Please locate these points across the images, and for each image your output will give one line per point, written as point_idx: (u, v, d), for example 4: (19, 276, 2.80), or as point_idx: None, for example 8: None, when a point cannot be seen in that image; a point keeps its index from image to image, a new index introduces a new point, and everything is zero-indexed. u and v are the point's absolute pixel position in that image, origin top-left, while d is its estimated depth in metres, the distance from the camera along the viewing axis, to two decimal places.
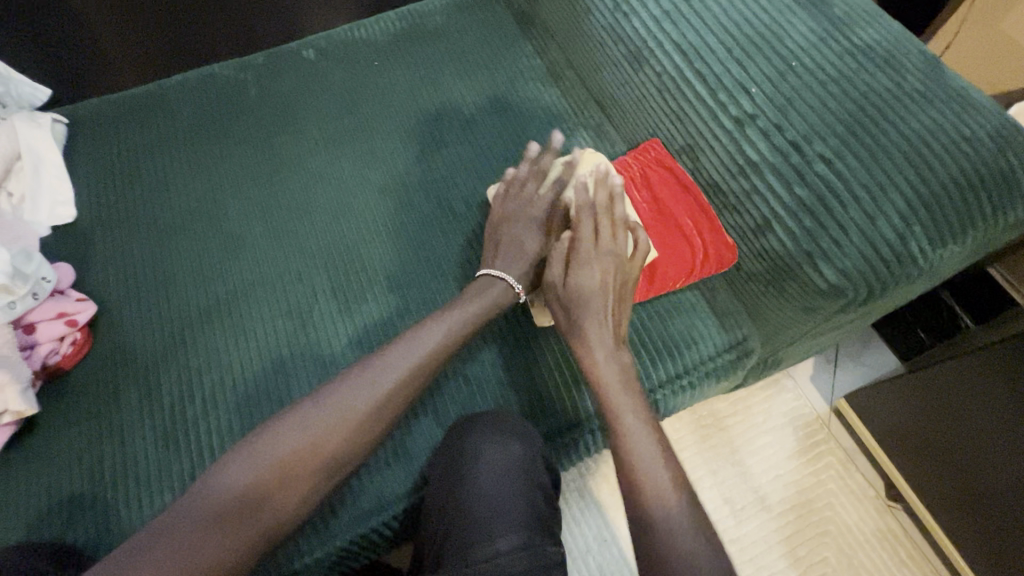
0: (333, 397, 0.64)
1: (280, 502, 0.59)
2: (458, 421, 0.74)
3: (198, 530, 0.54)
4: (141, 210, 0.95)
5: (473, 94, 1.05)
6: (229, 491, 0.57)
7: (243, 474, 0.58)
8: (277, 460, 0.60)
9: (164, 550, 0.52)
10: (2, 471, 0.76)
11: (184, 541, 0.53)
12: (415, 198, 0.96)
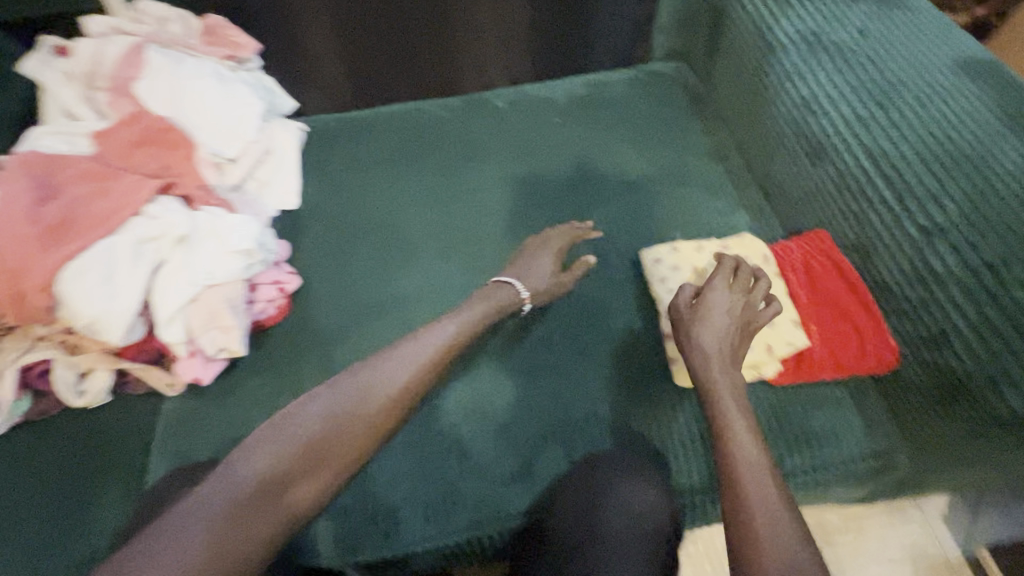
0: (341, 390, 0.69)
1: (299, 496, 0.62)
2: (589, 455, 0.80)
3: (240, 505, 0.59)
4: (346, 209, 1.14)
5: (641, 161, 1.15)
6: (257, 477, 0.61)
7: (282, 459, 0.63)
8: (308, 447, 0.65)
9: (190, 533, 0.56)
10: (205, 397, 0.93)
11: (200, 528, 0.56)
12: (574, 243, 1.04)
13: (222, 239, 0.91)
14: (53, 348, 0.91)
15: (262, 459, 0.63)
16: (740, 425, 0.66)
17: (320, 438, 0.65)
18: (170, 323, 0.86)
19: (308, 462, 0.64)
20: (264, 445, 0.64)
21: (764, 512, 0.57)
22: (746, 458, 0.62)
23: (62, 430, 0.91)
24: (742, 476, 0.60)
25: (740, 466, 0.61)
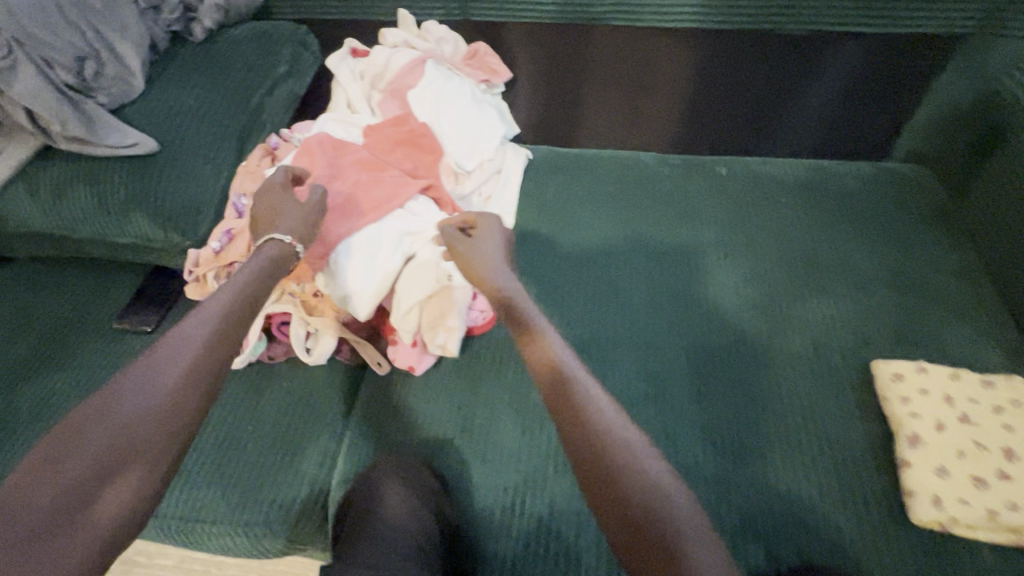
0: (128, 377, 0.68)
1: (110, 501, 0.61)
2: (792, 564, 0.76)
3: (94, 419, 0.64)
4: (557, 240, 1.17)
5: (873, 264, 1.08)
6: (122, 423, 0.64)
7: (171, 401, 0.67)
8: (182, 380, 0.69)
9: (37, 560, 0.56)
10: (407, 385, 0.98)
11: (26, 537, 0.57)
12: (792, 332, 0.99)
13: (463, 246, 0.97)
14: (292, 303, 1.00)
15: (145, 381, 0.67)
16: (612, 417, 0.71)
17: (195, 361, 0.70)
18: (407, 312, 0.94)
19: (171, 401, 0.67)
20: (160, 378, 0.68)
21: (658, 519, 0.63)
22: (605, 425, 0.70)
23: (284, 379, 1.01)
24: (632, 475, 0.66)
25: (631, 473, 0.66)
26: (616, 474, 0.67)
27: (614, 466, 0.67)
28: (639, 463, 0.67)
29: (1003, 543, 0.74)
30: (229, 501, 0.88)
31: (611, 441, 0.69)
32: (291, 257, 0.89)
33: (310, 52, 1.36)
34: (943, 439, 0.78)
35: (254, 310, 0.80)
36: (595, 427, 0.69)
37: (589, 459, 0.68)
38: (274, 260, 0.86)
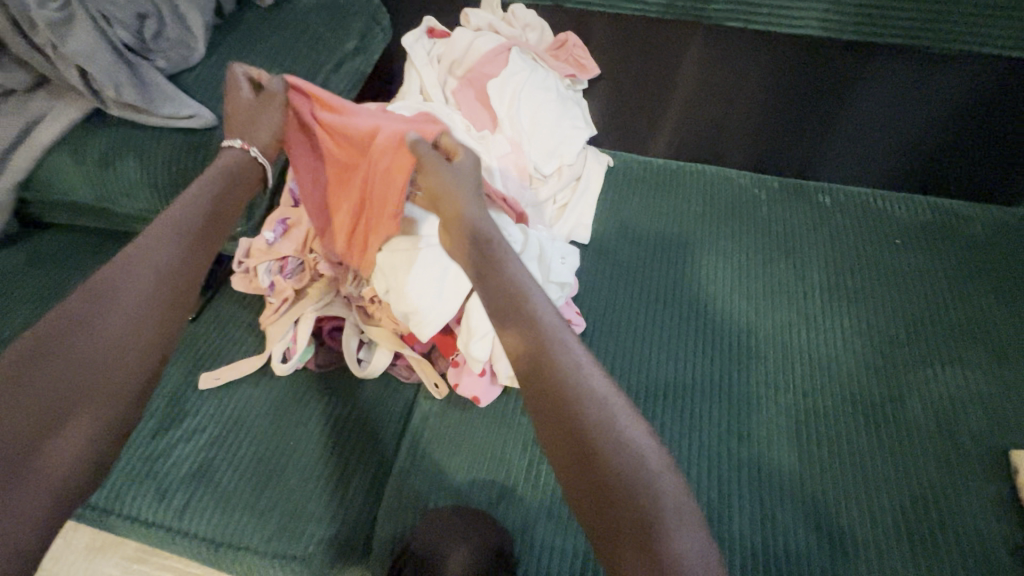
0: (116, 276, 0.65)
1: (102, 404, 0.60)
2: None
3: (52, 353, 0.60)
4: (638, 263, 1.05)
5: (1005, 329, 0.94)
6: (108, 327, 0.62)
7: (150, 304, 0.66)
8: (155, 288, 0.67)
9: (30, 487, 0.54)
10: (468, 415, 0.89)
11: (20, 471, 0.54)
12: (909, 402, 0.87)
13: (546, 266, 0.86)
14: (348, 308, 0.94)
15: (114, 290, 0.64)
16: (593, 394, 0.58)
17: (167, 271, 0.69)
18: (479, 338, 0.82)
19: (138, 313, 0.65)
20: (122, 299, 0.64)
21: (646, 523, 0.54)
22: (592, 405, 0.57)
23: (332, 392, 0.92)
24: (609, 467, 0.56)
25: (610, 465, 0.56)
26: (590, 460, 0.57)
27: (596, 458, 0.56)
28: (623, 456, 0.56)
29: None
30: (265, 526, 0.80)
31: (586, 420, 0.57)
32: (249, 166, 0.80)
33: (382, 28, 1.24)
34: None
35: (221, 215, 0.76)
36: (578, 411, 0.57)
37: (573, 442, 0.57)
38: (228, 169, 0.79)
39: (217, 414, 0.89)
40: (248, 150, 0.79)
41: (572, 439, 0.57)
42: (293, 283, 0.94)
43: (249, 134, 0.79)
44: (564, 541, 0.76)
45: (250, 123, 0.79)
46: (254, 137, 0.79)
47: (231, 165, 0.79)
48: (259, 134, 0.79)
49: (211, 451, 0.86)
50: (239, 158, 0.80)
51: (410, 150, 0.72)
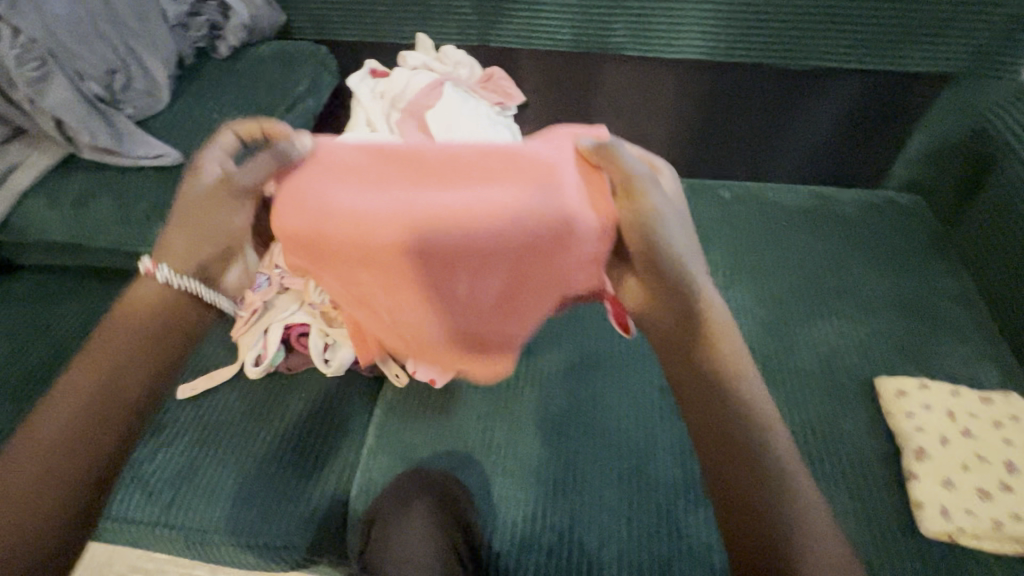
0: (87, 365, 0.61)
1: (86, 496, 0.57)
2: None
3: (117, 321, 0.64)
4: None
5: (877, 285, 1.12)
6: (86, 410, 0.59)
7: (139, 371, 0.62)
8: (137, 357, 0.63)
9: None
10: (428, 398, 1.00)
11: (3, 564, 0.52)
12: (801, 350, 1.03)
13: None
14: (313, 314, 1.04)
15: (100, 380, 0.60)
16: (788, 461, 0.61)
17: (139, 343, 0.63)
18: None
19: (115, 386, 0.61)
20: (97, 380, 0.60)
21: (795, 552, 0.56)
22: (779, 466, 0.60)
23: (302, 391, 1.02)
24: (797, 510, 0.58)
25: (798, 510, 0.58)
26: (782, 511, 0.58)
27: (791, 500, 0.59)
28: (810, 508, 0.59)
29: (1012, 554, 0.76)
30: (249, 512, 0.88)
31: (771, 469, 0.60)
32: (166, 298, 0.66)
33: (329, 71, 1.39)
34: (947, 453, 0.82)
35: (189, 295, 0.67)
36: (789, 480, 0.60)
37: (755, 491, 0.59)
38: (136, 302, 0.65)
39: (195, 419, 0.98)
40: (158, 274, 0.65)
41: (762, 492, 0.59)
42: (261, 295, 1.04)
43: (166, 249, 0.67)
44: (516, 493, 0.87)
45: (188, 238, 0.66)
46: (177, 254, 0.66)
47: (135, 297, 0.66)
48: (177, 245, 0.66)
49: (191, 452, 0.94)
50: (150, 288, 0.66)
51: (598, 158, 0.65)
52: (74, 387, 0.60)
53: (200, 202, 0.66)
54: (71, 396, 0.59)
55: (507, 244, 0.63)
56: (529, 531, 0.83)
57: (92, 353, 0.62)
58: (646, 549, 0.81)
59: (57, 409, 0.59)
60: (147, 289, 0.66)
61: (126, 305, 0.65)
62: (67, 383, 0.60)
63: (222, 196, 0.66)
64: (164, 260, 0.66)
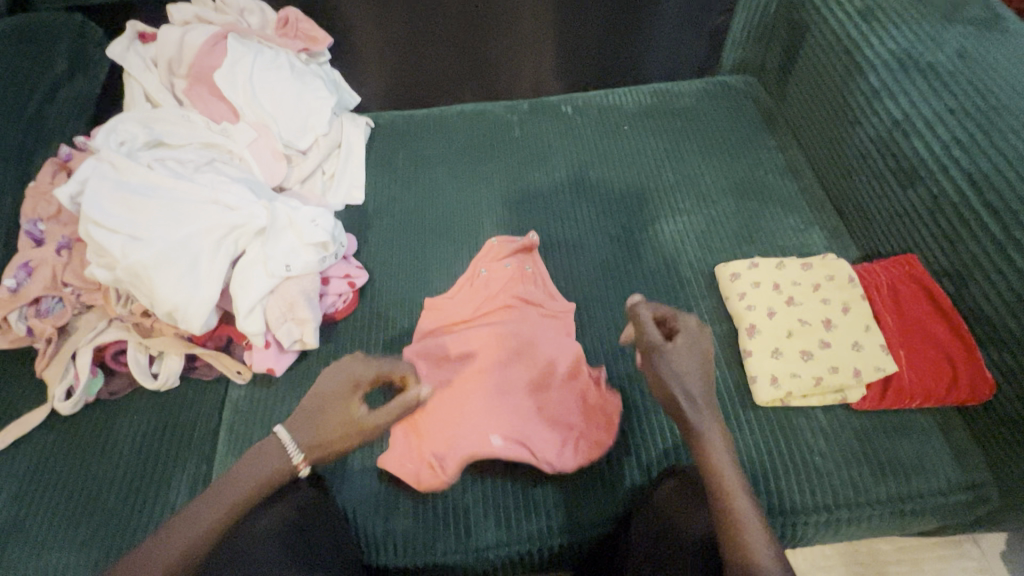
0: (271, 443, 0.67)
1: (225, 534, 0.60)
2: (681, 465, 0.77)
3: (295, 422, 0.69)
4: (412, 209, 1.14)
5: (712, 173, 1.13)
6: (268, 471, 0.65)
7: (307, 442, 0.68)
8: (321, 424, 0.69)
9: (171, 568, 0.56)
10: (274, 388, 0.93)
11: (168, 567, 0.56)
12: (644, 253, 1.03)
13: (299, 232, 0.92)
14: (127, 329, 0.93)
15: (262, 460, 0.66)
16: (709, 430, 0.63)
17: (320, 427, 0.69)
18: (250, 314, 0.86)
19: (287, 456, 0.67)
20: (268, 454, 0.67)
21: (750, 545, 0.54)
22: (708, 445, 0.62)
23: (133, 412, 0.92)
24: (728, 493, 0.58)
25: (729, 487, 0.59)
26: (711, 487, 0.59)
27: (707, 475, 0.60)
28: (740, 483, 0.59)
29: (834, 404, 0.81)
30: (86, 556, 0.80)
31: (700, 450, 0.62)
32: (285, 468, 0.66)
33: (95, 44, 1.18)
34: (774, 323, 0.85)
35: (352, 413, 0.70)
36: (710, 454, 0.61)
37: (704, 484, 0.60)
38: (260, 473, 0.65)
39: (11, 472, 0.86)
40: (292, 448, 0.67)
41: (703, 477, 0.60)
42: (54, 321, 0.91)
43: (312, 430, 0.68)
44: (375, 463, 0.84)
45: (313, 419, 0.69)
46: (314, 434, 0.68)
47: (262, 455, 0.66)
48: (325, 428, 0.68)
49: (10, 509, 0.83)
50: (280, 452, 0.67)
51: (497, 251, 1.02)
52: (257, 463, 0.66)
53: (328, 403, 0.70)
54: (248, 464, 0.66)
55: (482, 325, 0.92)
56: (392, 497, 0.81)
57: (268, 445, 0.67)
58: (508, 485, 0.80)
59: (240, 468, 0.65)
60: (265, 444, 0.67)
61: (251, 458, 0.66)
62: (255, 452, 0.67)
63: (355, 408, 0.70)
64: (300, 430, 0.68)
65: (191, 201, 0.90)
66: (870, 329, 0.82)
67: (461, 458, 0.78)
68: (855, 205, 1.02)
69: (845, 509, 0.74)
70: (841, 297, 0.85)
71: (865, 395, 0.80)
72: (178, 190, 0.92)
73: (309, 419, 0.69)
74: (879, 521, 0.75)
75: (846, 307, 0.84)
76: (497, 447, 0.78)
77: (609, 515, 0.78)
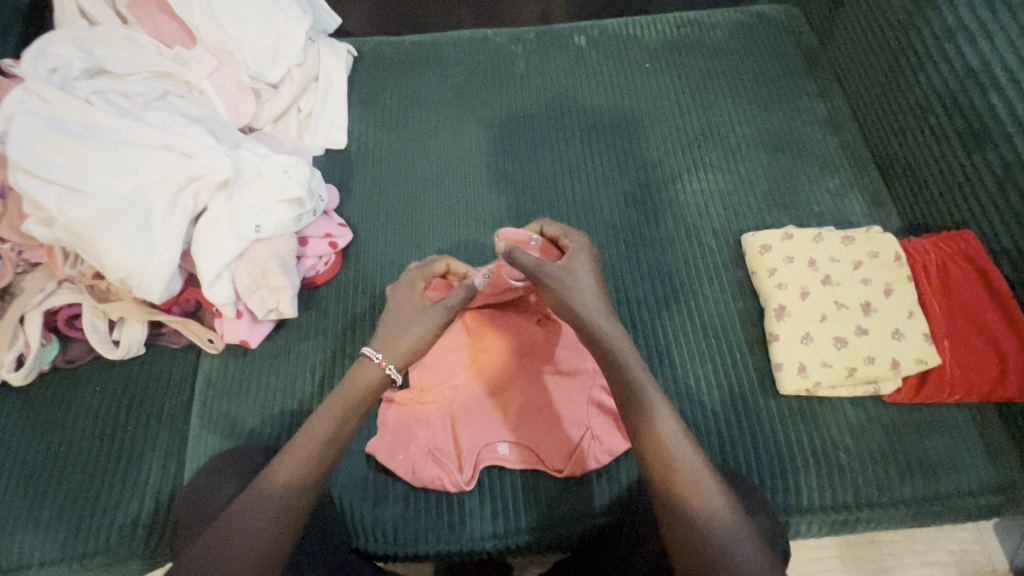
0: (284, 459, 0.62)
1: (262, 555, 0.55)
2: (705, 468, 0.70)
3: (266, 499, 0.58)
4: (401, 155, 1.01)
5: (742, 123, 0.99)
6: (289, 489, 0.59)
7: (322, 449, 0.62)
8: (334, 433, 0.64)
9: None
10: (250, 359, 0.85)
11: None
12: (663, 215, 0.92)
13: (269, 185, 0.79)
14: (79, 291, 0.82)
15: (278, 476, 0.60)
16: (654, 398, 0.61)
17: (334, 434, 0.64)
18: (216, 281, 0.76)
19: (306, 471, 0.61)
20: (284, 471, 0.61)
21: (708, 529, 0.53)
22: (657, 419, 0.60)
23: (96, 383, 0.84)
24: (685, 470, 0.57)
25: (672, 453, 0.58)
26: (673, 472, 0.57)
27: (666, 456, 0.58)
28: (700, 462, 0.58)
29: (864, 396, 0.74)
30: (54, 537, 0.74)
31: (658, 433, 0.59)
32: (384, 385, 0.67)
33: None
34: (808, 305, 0.76)
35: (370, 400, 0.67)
36: (656, 425, 0.59)
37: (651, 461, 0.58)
38: (359, 386, 0.66)
39: None
40: (384, 367, 0.67)
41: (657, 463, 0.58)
42: None
43: (393, 346, 0.68)
44: (361, 446, 0.77)
45: (395, 334, 0.68)
46: (398, 350, 0.68)
47: (353, 378, 0.66)
48: (403, 346, 0.68)
49: None
50: (373, 373, 0.67)
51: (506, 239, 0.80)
52: (228, 552, 0.54)
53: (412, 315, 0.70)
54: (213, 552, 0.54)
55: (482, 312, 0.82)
56: (380, 483, 0.75)
57: (236, 526, 0.56)
58: (506, 473, 0.75)
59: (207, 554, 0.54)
60: (358, 372, 0.66)
61: (348, 385, 0.66)
62: (219, 536, 0.55)
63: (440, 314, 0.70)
64: (387, 352, 0.68)
65: (139, 145, 0.77)
66: (914, 316, 0.74)
67: (480, 460, 0.74)
68: (906, 167, 0.89)
69: (866, 509, 0.70)
70: (883, 278, 0.76)
71: (900, 387, 0.73)
72: (123, 130, 0.78)
73: (390, 335, 0.69)
74: (901, 521, 0.70)
75: (887, 290, 0.75)
76: (505, 454, 0.74)
77: (615, 505, 0.73)
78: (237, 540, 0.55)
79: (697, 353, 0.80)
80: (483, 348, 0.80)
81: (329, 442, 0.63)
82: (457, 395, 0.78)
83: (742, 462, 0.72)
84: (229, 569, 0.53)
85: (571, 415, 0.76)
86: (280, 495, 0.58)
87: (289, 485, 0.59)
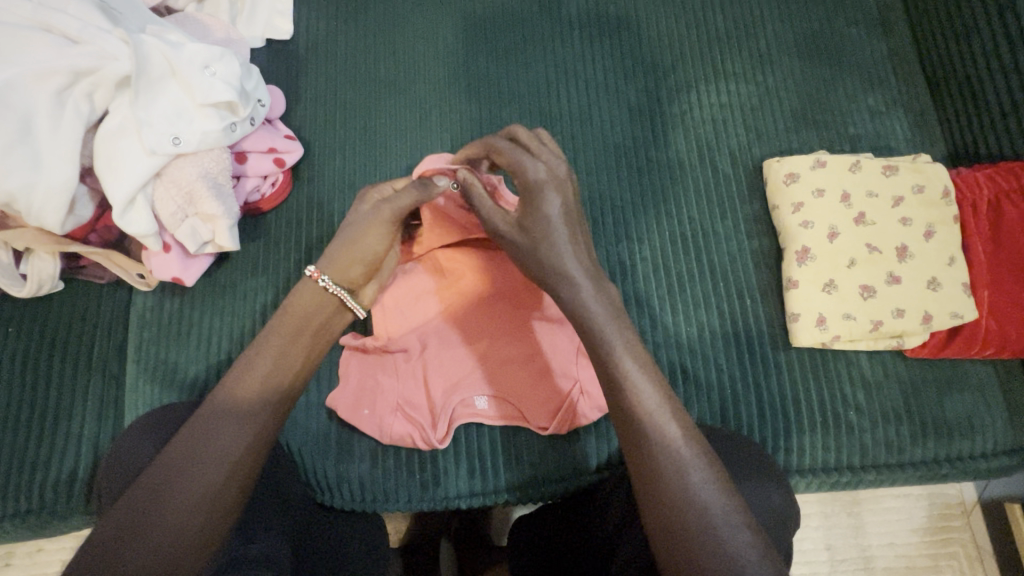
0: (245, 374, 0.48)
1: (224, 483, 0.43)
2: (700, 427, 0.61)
3: (215, 438, 0.45)
4: (361, 51, 0.82)
5: (775, 21, 0.82)
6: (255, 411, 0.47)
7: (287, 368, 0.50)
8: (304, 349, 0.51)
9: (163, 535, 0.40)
10: (190, 298, 0.73)
11: (163, 531, 0.40)
12: (676, 134, 0.77)
13: (187, 84, 0.63)
14: None
15: (240, 395, 0.47)
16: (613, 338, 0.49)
17: (299, 354, 0.51)
18: (130, 207, 0.62)
19: (274, 389, 0.48)
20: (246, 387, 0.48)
21: (673, 497, 0.42)
22: (626, 377, 0.47)
23: (9, 325, 0.73)
24: (647, 423, 0.45)
25: (647, 419, 0.45)
26: (643, 444, 0.44)
27: (624, 407, 0.46)
28: (680, 428, 0.45)
29: (886, 350, 0.68)
30: None
31: (619, 380, 0.47)
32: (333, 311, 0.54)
33: None
34: (834, 248, 0.68)
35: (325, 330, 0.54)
36: (619, 373, 0.47)
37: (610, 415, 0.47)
38: (320, 318, 0.53)
39: None
40: (319, 281, 0.54)
41: (615, 414, 0.46)
42: None
43: (332, 258, 0.56)
44: (322, 398, 0.69)
45: (341, 245, 0.56)
46: (336, 263, 0.55)
47: (299, 302, 0.53)
48: (343, 259, 0.56)
49: None
50: (311, 292, 0.54)
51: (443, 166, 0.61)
52: (172, 502, 0.41)
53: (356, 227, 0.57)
54: (152, 499, 0.41)
55: (450, 257, 0.70)
56: (346, 439, 0.67)
57: (180, 468, 0.43)
58: (485, 429, 0.68)
59: (143, 507, 0.41)
60: (296, 292, 0.54)
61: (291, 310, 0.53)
62: (158, 478, 0.42)
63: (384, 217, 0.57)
64: (325, 265, 0.55)
65: (7, 24, 0.59)
66: (954, 263, 0.68)
67: (456, 418, 0.66)
68: (966, 81, 0.75)
69: (872, 469, 0.66)
70: (926, 218, 0.69)
71: (925, 342, 0.67)
72: None
73: (333, 247, 0.56)
74: (907, 480, 0.67)
75: (929, 232, 0.68)
76: (482, 411, 0.67)
77: (605, 465, 0.67)
78: (184, 482, 0.42)
79: (705, 297, 0.70)
80: (459, 291, 0.70)
81: (284, 374, 0.49)
82: (429, 345, 0.69)
83: (748, 420, 0.65)
84: (169, 510, 0.41)
85: (557, 367, 0.68)
86: (244, 415, 0.46)
87: (254, 404, 0.47)
